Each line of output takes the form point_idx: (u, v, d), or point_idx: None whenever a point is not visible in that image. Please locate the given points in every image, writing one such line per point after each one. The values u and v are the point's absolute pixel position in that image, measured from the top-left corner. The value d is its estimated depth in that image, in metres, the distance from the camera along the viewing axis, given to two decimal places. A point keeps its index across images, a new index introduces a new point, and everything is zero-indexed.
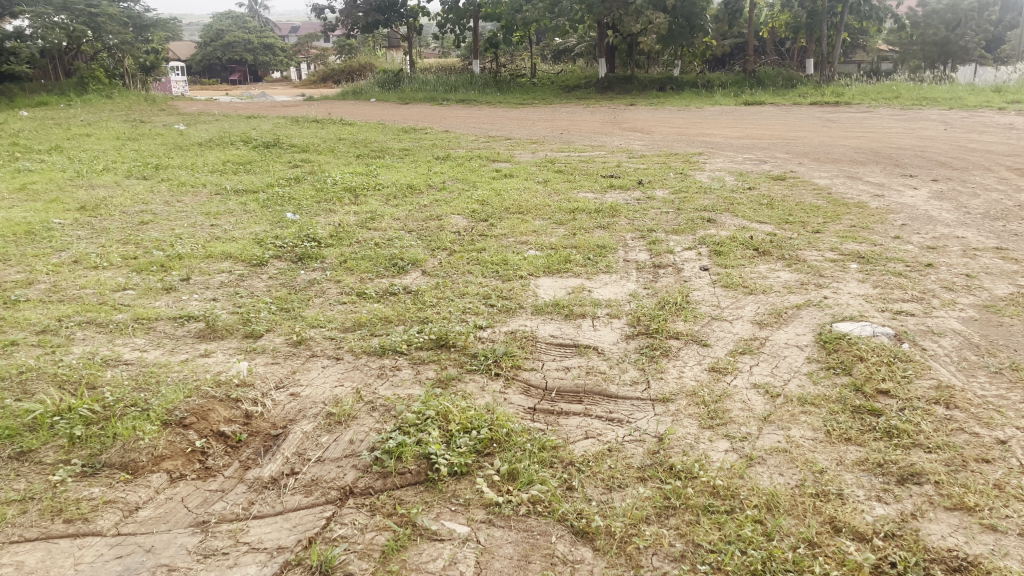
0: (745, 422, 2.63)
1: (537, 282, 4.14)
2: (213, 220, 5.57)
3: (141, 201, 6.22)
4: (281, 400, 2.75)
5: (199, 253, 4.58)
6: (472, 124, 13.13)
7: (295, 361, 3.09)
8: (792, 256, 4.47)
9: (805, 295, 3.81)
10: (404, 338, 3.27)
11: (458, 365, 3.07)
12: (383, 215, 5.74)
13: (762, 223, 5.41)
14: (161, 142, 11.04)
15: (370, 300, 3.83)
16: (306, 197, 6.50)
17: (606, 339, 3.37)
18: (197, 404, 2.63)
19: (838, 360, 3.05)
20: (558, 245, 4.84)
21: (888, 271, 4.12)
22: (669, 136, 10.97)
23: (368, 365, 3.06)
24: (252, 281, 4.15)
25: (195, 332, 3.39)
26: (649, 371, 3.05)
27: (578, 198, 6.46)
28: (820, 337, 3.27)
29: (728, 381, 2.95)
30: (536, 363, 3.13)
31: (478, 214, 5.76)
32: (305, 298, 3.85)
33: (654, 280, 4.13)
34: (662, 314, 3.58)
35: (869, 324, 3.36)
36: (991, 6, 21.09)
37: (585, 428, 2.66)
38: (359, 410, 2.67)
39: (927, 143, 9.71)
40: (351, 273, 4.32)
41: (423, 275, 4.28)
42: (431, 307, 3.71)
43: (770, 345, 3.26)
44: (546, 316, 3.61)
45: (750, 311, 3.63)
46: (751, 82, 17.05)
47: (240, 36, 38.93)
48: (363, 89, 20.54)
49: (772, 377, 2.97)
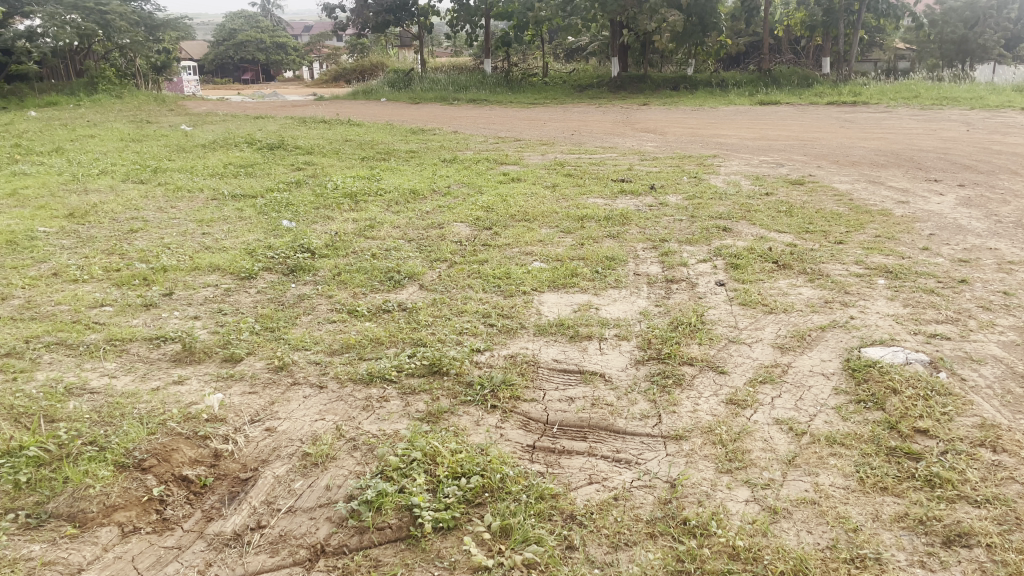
0: (768, 466, 2.36)
1: (541, 298, 3.88)
2: (206, 228, 5.35)
3: (133, 207, 6.01)
4: (255, 436, 2.50)
5: (186, 265, 4.35)
6: (482, 124, 12.90)
7: (275, 390, 2.83)
8: (814, 269, 4.19)
9: (830, 314, 3.53)
10: (395, 363, 3.01)
11: (452, 396, 2.81)
12: (383, 222, 5.50)
13: (781, 232, 5.13)
14: (165, 144, 10.84)
15: (361, 319, 3.57)
16: (305, 202, 6.27)
17: (614, 364, 3.10)
18: (160, 442, 2.38)
19: (869, 393, 2.77)
20: (565, 257, 4.57)
21: (918, 287, 3.84)
22: (682, 137, 10.68)
23: (354, 394, 2.81)
24: (239, 296, 3.91)
25: (169, 356, 3.14)
26: (660, 403, 2.78)
27: (588, 204, 6.19)
28: (849, 365, 2.99)
29: (748, 416, 2.67)
30: (536, 393, 2.87)
31: (481, 221, 5.52)
32: (292, 316, 3.60)
33: (666, 297, 3.86)
34: (675, 336, 3.31)
35: (901, 350, 3.08)
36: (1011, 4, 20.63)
37: (589, 471, 2.39)
38: (339, 450, 2.42)
39: (949, 145, 9.38)
40: (344, 288, 4.07)
41: (420, 290, 4.03)
42: (426, 327, 3.45)
43: (794, 374, 2.98)
44: (549, 338, 3.35)
45: (770, 334, 3.35)
46: (766, 81, 16.73)
47: (253, 35, 38.83)
48: (373, 89, 20.34)
49: (796, 411, 2.70)
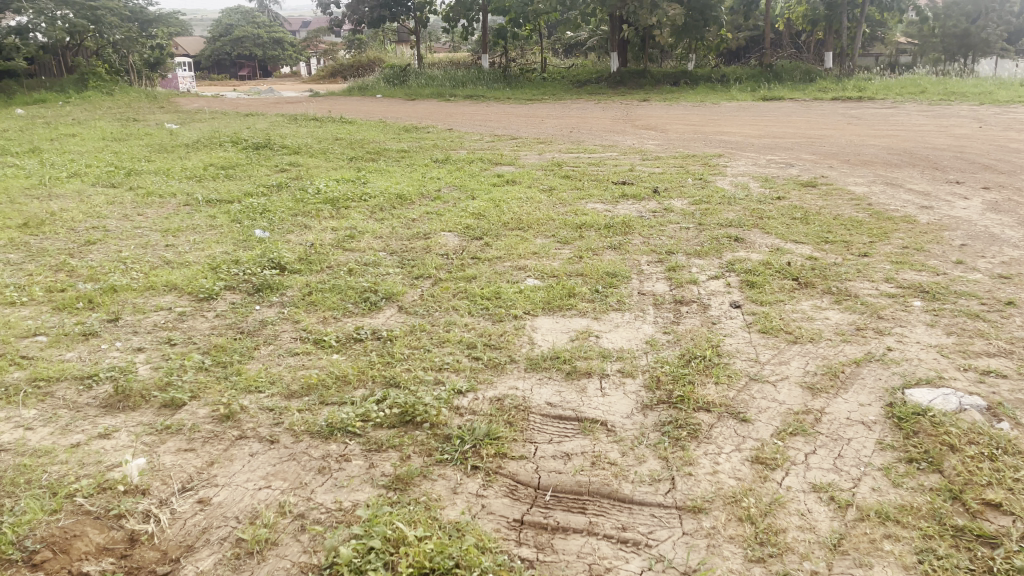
0: (809, 553, 1.93)
1: (534, 323, 3.43)
2: (171, 239, 4.90)
3: (95, 215, 5.56)
4: (182, 512, 2.07)
5: (139, 284, 3.90)
6: (479, 122, 12.44)
7: (215, 447, 2.39)
8: (840, 289, 3.75)
9: (865, 345, 3.08)
10: (361, 412, 2.55)
11: (427, 453, 2.36)
12: (364, 232, 5.06)
13: (799, 242, 4.69)
14: (147, 143, 10.38)
15: (328, 351, 3.12)
16: (282, 208, 5.82)
17: (617, 409, 2.65)
18: (60, 527, 1.96)
19: (922, 449, 2.33)
20: (561, 272, 4.12)
21: (960, 310, 3.40)
22: (685, 134, 10.23)
23: (310, 452, 2.36)
24: (193, 321, 3.47)
25: (100, 400, 2.69)
26: (673, 463, 2.33)
27: (587, 210, 5.74)
28: (893, 413, 2.54)
29: (779, 481, 2.23)
30: (526, 448, 2.42)
31: (471, 231, 5.07)
32: (249, 348, 3.14)
33: (676, 322, 3.42)
34: (688, 374, 2.86)
35: (952, 392, 2.64)
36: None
37: (589, 560, 1.96)
38: (283, 533, 1.98)
39: (964, 143, 8.94)
40: (313, 311, 3.62)
41: (399, 313, 3.59)
42: (401, 361, 2.99)
43: (830, 423, 2.53)
44: (541, 375, 2.91)
45: (797, 370, 2.90)
46: (768, 75, 16.29)
47: (250, 30, 38.32)
48: (369, 84, 19.91)
49: (836, 474, 2.25)
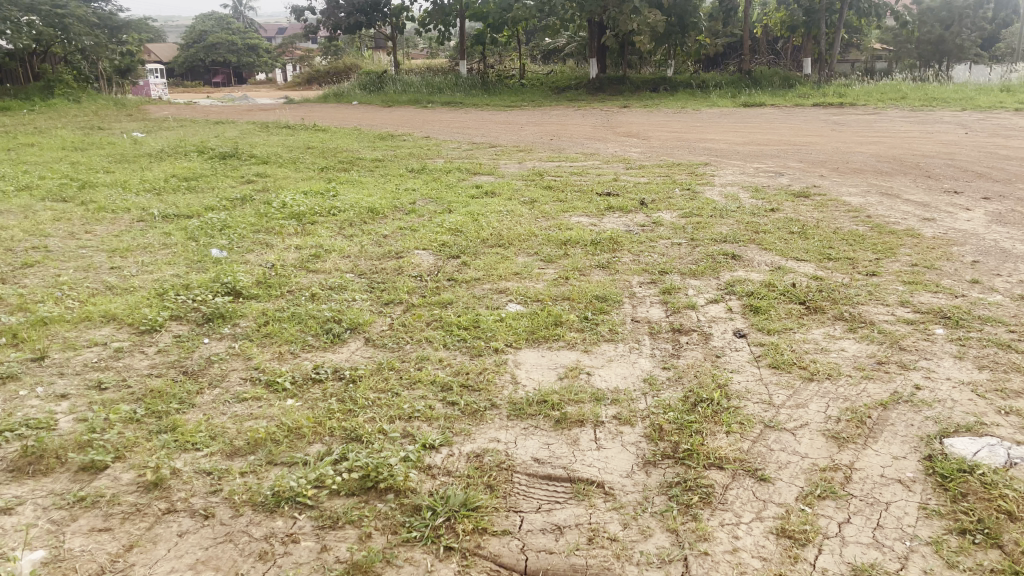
0: None
1: (517, 357, 3.05)
2: (118, 260, 4.47)
3: (38, 234, 5.10)
4: None
5: (74, 315, 3.47)
6: (456, 129, 12.06)
7: (137, 526, 2.00)
8: (853, 314, 3.41)
9: (889, 383, 2.74)
10: (314, 477, 2.16)
11: (392, 531, 1.98)
12: (331, 251, 4.66)
13: (799, 259, 4.36)
14: (108, 153, 9.86)
15: (282, 396, 2.72)
16: (243, 224, 5.40)
17: (615, 467, 2.28)
18: None
19: (976, 517, 1.99)
20: (546, 295, 3.75)
21: (990, 340, 3.06)
22: (668, 142, 9.92)
23: (249, 531, 1.98)
24: (131, 359, 3.05)
25: (6, 463, 2.28)
26: (685, 538, 1.96)
27: (570, 224, 5.39)
28: (934, 469, 2.20)
29: (811, 561, 1.88)
30: (511, 521, 2.05)
31: (447, 248, 4.70)
32: (191, 392, 2.74)
33: (674, 355, 3.06)
34: (694, 422, 2.48)
35: (997, 442, 2.30)
36: (985, 4, 20.50)
37: None
38: None
39: (953, 150, 8.69)
40: (268, 344, 3.22)
41: (365, 347, 3.19)
42: (365, 409, 2.60)
43: (862, 484, 2.18)
44: (526, 424, 2.52)
45: (817, 415, 2.55)
46: (746, 81, 16.05)
47: (223, 36, 37.59)
48: (344, 92, 19.46)
49: (878, 551, 1.90)
